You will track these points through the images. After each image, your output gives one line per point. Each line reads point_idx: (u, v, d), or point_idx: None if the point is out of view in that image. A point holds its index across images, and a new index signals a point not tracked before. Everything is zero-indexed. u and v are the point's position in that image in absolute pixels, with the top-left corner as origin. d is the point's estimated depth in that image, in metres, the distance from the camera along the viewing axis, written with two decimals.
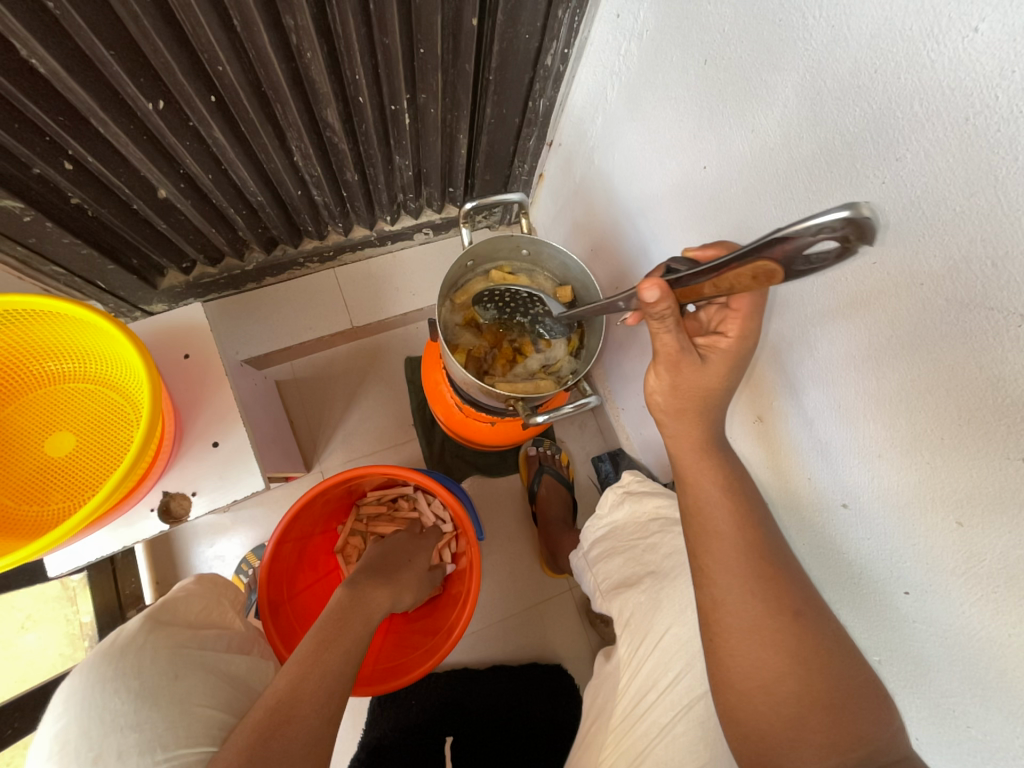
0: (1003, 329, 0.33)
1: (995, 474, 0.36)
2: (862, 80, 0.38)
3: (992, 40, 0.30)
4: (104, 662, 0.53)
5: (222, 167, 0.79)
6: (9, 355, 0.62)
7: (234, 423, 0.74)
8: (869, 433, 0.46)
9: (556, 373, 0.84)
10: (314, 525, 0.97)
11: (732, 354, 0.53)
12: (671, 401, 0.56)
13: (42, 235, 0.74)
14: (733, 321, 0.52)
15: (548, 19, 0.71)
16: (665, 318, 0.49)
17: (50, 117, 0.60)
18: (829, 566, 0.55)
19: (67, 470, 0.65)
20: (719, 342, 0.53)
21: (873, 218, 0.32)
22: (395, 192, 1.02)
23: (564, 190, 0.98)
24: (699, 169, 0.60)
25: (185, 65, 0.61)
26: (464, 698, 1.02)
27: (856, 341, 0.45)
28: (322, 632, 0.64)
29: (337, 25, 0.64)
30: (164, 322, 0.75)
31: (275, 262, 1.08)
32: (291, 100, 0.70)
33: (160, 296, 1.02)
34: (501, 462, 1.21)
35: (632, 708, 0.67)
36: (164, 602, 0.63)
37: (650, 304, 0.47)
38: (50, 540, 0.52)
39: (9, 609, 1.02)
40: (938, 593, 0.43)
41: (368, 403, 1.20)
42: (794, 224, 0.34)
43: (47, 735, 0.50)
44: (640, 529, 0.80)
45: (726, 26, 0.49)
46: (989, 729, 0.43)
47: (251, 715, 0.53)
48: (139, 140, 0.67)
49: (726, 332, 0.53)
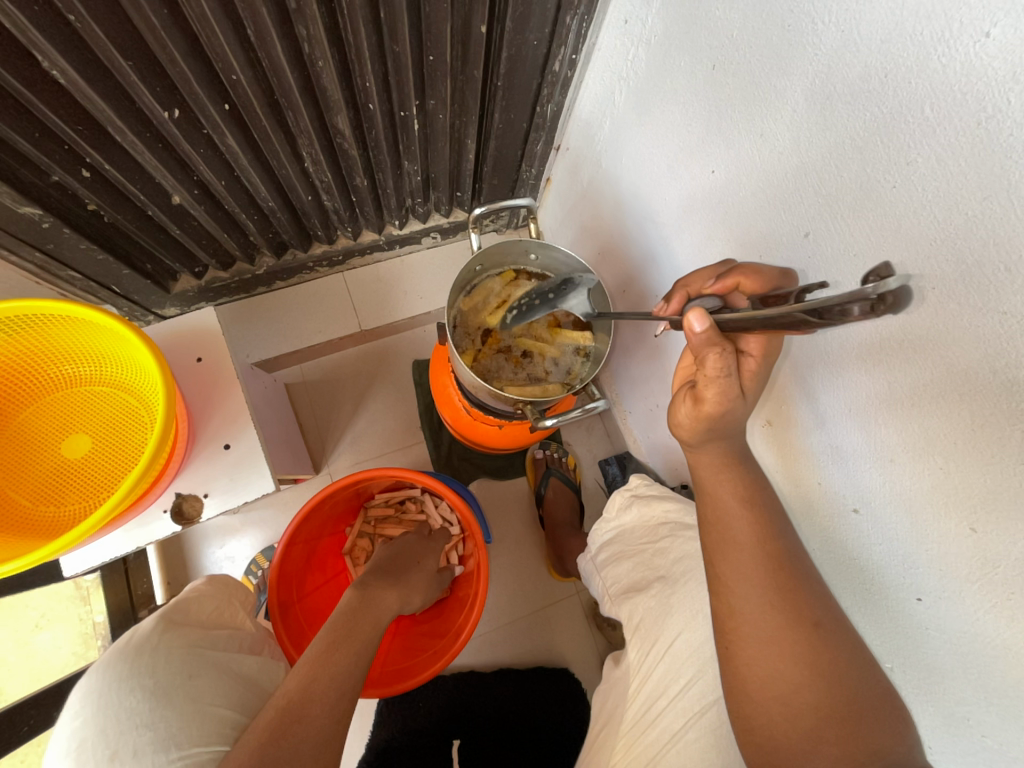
0: (1017, 334, 0.33)
1: (1007, 479, 0.36)
2: (873, 84, 0.38)
3: (1005, 46, 0.30)
4: (119, 661, 0.54)
5: (234, 174, 0.80)
6: (26, 360, 0.63)
7: (245, 426, 0.75)
8: (879, 437, 0.46)
9: (568, 379, 0.83)
10: (323, 527, 0.98)
11: (746, 375, 0.54)
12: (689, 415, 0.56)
13: (59, 241, 0.75)
14: (757, 338, 0.53)
15: (556, 25, 0.71)
16: (723, 349, 0.49)
17: (69, 126, 0.61)
18: (840, 571, 0.55)
19: (83, 471, 0.66)
20: (746, 361, 0.54)
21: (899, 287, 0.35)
22: (404, 196, 1.03)
23: (571, 194, 0.99)
24: (708, 173, 0.60)
25: (200, 74, 0.62)
26: (471, 702, 1.02)
27: (867, 344, 0.45)
28: (333, 632, 0.64)
29: (348, 33, 0.65)
30: (178, 326, 0.76)
31: (286, 266, 1.09)
32: (303, 108, 0.71)
33: (173, 301, 1.03)
34: (509, 465, 1.21)
35: (643, 714, 0.67)
36: (176, 602, 0.64)
37: (694, 333, 0.48)
38: (67, 540, 0.53)
39: (24, 608, 1.04)
40: (951, 599, 0.43)
41: (377, 405, 1.21)
42: (824, 301, 0.35)
43: (65, 731, 0.51)
44: (649, 533, 0.80)
45: (734, 30, 0.50)
46: (1005, 738, 0.42)
47: (263, 714, 0.53)
48: (155, 147, 0.68)
49: (750, 349, 0.53)
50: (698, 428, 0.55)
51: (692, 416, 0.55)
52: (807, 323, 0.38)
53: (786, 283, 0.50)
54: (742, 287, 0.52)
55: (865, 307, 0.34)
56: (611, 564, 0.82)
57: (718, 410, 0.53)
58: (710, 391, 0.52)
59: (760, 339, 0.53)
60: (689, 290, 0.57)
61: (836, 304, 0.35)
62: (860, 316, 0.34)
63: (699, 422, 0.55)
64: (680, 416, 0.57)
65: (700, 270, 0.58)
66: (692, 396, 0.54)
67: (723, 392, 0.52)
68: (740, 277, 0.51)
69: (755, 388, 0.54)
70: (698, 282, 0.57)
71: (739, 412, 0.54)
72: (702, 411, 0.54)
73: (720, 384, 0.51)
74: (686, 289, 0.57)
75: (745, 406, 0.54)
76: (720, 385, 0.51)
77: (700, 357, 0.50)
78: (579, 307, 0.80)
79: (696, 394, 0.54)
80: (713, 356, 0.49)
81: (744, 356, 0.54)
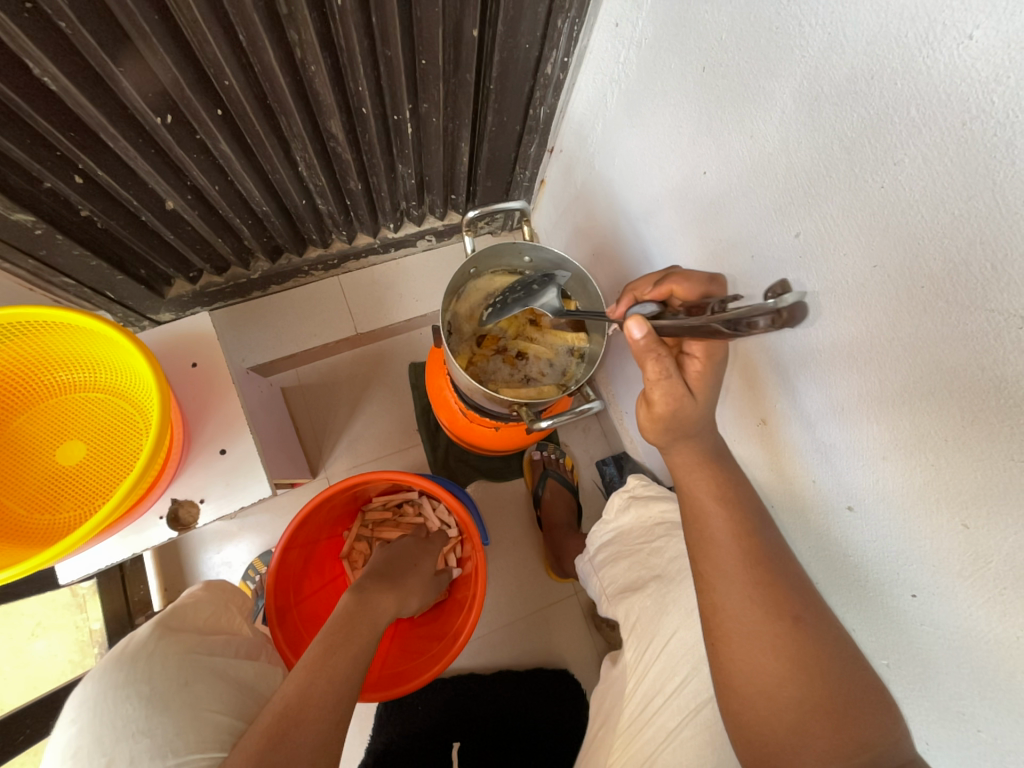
0: (1005, 331, 0.33)
1: (997, 474, 0.36)
2: (860, 85, 0.39)
3: (988, 46, 0.30)
4: (115, 668, 0.54)
5: (228, 179, 0.80)
6: (19, 367, 0.63)
7: (241, 430, 0.75)
8: (871, 434, 0.46)
9: (562, 380, 0.83)
10: (320, 531, 0.98)
11: None
12: (681, 417, 0.56)
13: (52, 247, 0.75)
14: (700, 341, 0.54)
15: (548, 28, 0.72)
16: (660, 354, 0.52)
17: (61, 132, 0.61)
18: (834, 569, 0.56)
19: (78, 477, 0.65)
20: (692, 363, 0.55)
21: (800, 303, 0.38)
22: (398, 199, 1.03)
23: (564, 196, 0.99)
24: (699, 174, 0.60)
25: (192, 79, 0.62)
26: (469, 704, 1.02)
27: (856, 343, 0.45)
28: (330, 636, 0.64)
29: (340, 37, 0.65)
30: (173, 331, 0.76)
31: (281, 270, 1.09)
32: (296, 112, 0.71)
33: (168, 306, 1.03)
34: (505, 467, 1.22)
35: (639, 713, 0.67)
36: (172, 608, 0.64)
37: (636, 339, 0.52)
38: (62, 547, 0.53)
39: (19, 616, 1.03)
40: (944, 595, 0.43)
41: (373, 408, 1.21)
42: (735, 314, 0.39)
43: (61, 739, 0.51)
44: (645, 533, 0.80)
45: (723, 33, 0.50)
46: (999, 733, 0.43)
47: (260, 719, 0.53)
48: (147, 152, 0.68)
49: (694, 352, 0.55)
50: (657, 428, 0.57)
51: (647, 417, 0.57)
52: (720, 333, 0.41)
53: (715, 286, 0.56)
54: (677, 293, 0.58)
55: (768, 319, 0.38)
56: (608, 564, 0.82)
57: (669, 410, 0.55)
58: (657, 393, 0.54)
59: (703, 343, 0.54)
60: (636, 295, 0.62)
61: (743, 316, 0.38)
62: (764, 328, 0.37)
63: (655, 423, 0.57)
64: (639, 419, 0.59)
65: (646, 277, 0.64)
66: (644, 399, 0.57)
67: (669, 394, 0.54)
68: (675, 284, 0.58)
69: (704, 389, 0.55)
70: (643, 288, 0.62)
71: (696, 412, 0.56)
72: (654, 413, 0.56)
73: (664, 386, 0.53)
74: (634, 293, 0.63)
75: (699, 406, 0.56)
76: (665, 387, 0.53)
77: (642, 362, 0.53)
78: (550, 304, 0.77)
79: (648, 397, 0.56)
80: (652, 361, 0.53)
81: (689, 358, 0.56)
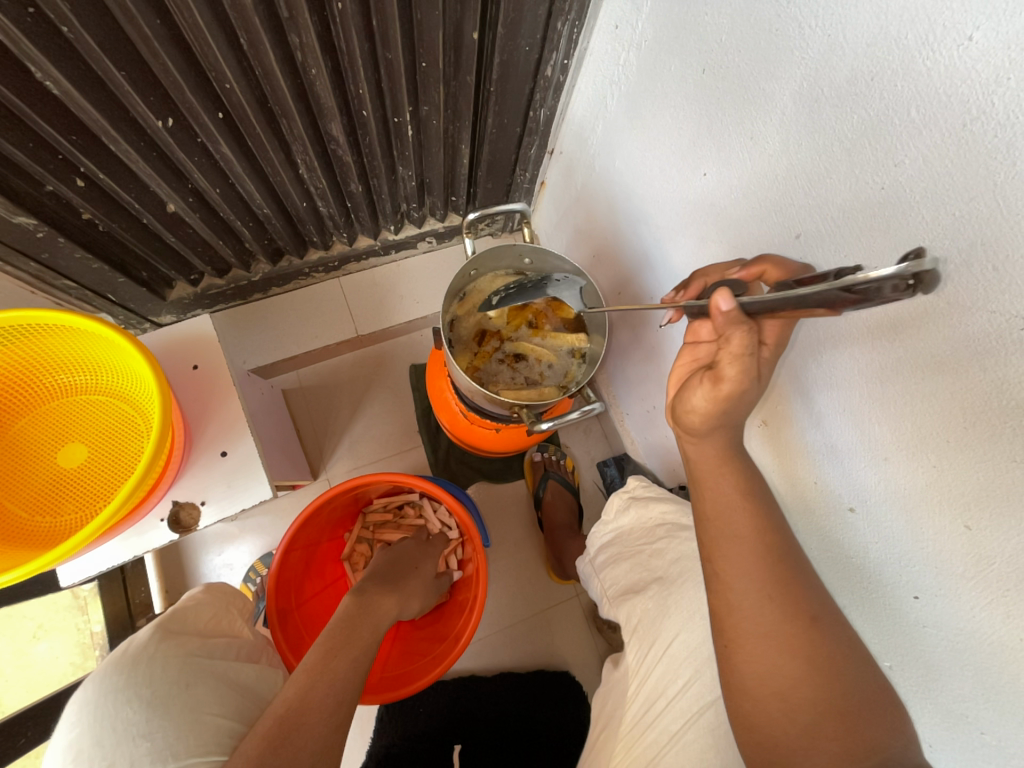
0: (1006, 332, 0.33)
1: (999, 476, 0.36)
2: (860, 87, 0.39)
3: (988, 47, 0.30)
4: (116, 672, 0.54)
5: (229, 181, 0.80)
6: (19, 369, 0.63)
7: (242, 433, 0.75)
8: (874, 435, 0.46)
9: (564, 381, 0.83)
10: (321, 533, 0.98)
11: None
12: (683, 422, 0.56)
13: (54, 250, 0.75)
14: (773, 326, 0.50)
15: (547, 31, 0.72)
16: (746, 329, 0.46)
17: (62, 135, 0.61)
18: (836, 570, 0.56)
19: (79, 480, 0.65)
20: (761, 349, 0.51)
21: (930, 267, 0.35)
22: (399, 202, 1.04)
23: (565, 197, 0.99)
24: (699, 177, 0.60)
25: (194, 84, 0.62)
26: (471, 707, 1.02)
27: (860, 345, 0.45)
28: (331, 638, 0.64)
29: (341, 41, 0.65)
30: (175, 334, 0.76)
31: (281, 273, 1.10)
32: (296, 115, 0.71)
33: (169, 308, 1.03)
34: (506, 468, 1.21)
35: (641, 716, 0.67)
36: (173, 611, 0.64)
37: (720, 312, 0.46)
38: (64, 549, 0.53)
39: (21, 619, 1.03)
40: (948, 597, 0.43)
41: (374, 410, 1.21)
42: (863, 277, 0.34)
43: (61, 742, 0.51)
44: (647, 535, 0.80)
45: (723, 35, 0.50)
46: (1004, 735, 0.43)
47: (261, 723, 0.53)
48: (148, 156, 0.68)
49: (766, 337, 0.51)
50: (714, 412, 0.53)
51: (708, 398, 0.52)
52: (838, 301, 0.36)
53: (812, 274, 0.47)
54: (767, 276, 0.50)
55: (901, 285, 0.34)
56: (609, 566, 0.82)
57: (737, 390, 0.50)
58: (729, 369, 0.49)
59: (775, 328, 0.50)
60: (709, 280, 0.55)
61: (877, 281, 0.34)
62: (896, 294, 0.34)
63: (716, 404, 0.52)
64: (694, 400, 0.53)
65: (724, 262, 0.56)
66: (709, 376, 0.51)
67: (742, 372, 0.49)
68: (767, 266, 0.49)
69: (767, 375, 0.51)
70: (719, 271, 0.55)
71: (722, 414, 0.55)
72: (721, 392, 0.51)
73: (741, 363, 0.48)
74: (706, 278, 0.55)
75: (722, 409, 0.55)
76: (741, 364, 0.48)
77: (725, 335, 0.47)
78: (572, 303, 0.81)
79: (714, 374, 0.51)
80: (738, 335, 0.47)
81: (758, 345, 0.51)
